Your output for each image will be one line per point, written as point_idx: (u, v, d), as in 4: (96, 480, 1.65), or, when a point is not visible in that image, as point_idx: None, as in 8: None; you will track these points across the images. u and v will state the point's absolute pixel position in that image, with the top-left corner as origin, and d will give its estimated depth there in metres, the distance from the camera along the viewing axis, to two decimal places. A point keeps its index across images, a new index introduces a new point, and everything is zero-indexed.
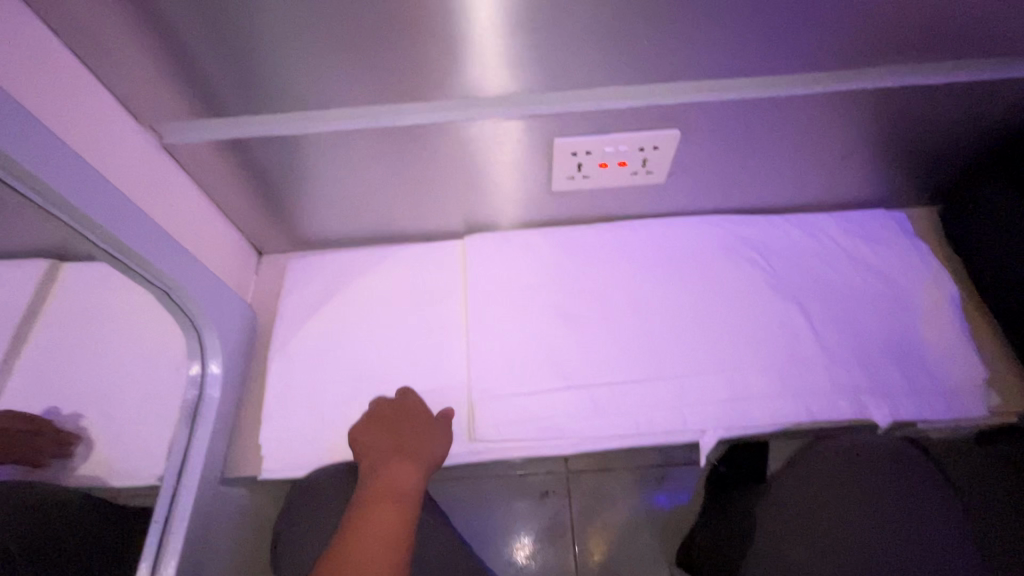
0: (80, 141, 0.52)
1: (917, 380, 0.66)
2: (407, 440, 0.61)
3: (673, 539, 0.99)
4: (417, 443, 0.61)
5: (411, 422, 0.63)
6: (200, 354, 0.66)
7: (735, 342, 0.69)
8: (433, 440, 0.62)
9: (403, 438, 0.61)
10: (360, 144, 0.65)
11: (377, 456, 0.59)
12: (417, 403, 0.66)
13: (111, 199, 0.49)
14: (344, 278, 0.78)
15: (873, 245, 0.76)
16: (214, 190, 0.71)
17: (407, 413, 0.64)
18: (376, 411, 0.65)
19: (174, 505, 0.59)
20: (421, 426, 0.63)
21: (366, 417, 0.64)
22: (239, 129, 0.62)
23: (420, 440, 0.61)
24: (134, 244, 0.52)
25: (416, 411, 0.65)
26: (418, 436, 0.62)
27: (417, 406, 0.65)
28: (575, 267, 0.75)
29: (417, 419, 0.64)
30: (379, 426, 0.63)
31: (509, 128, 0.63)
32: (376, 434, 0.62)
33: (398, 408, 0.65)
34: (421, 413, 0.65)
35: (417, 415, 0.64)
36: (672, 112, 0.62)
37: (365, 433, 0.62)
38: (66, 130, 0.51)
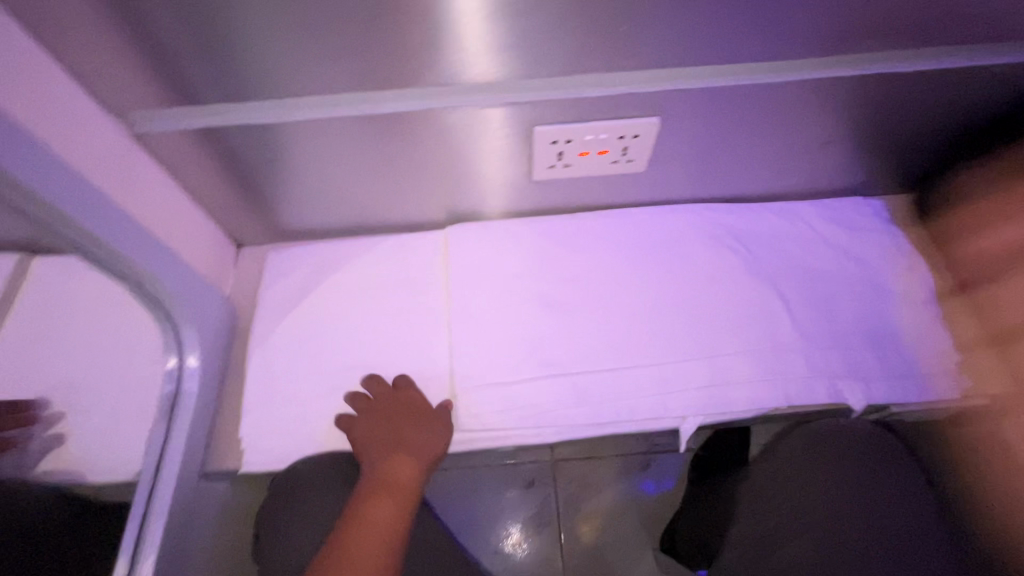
0: (47, 127, 0.50)
1: (891, 365, 0.68)
2: (405, 435, 0.61)
3: (658, 524, 1.00)
4: (416, 438, 0.61)
5: (411, 413, 0.63)
6: (177, 348, 0.65)
7: (715, 329, 0.70)
8: (432, 434, 0.62)
9: (403, 431, 0.61)
10: (336, 132, 0.63)
11: (376, 451, 0.60)
12: (416, 393, 0.65)
13: (78, 190, 0.48)
14: (324, 269, 0.77)
15: (850, 232, 0.77)
16: (190, 180, 0.70)
17: (407, 404, 0.64)
18: (375, 402, 0.65)
19: (152, 501, 0.59)
20: (421, 419, 0.63)
21: (364, 407, 0.64)
22: (213, 117, 0.61)
23: (420, 434, 0.61)
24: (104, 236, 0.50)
25: (414, 401, 0.64)
26: (417, 430, 0.62)
27: (415, 396, 0.65)
28: (557, 257, 0.75)
29: (416, 411, 0.63)
30: (378, 418, 0.63)
31: (488, 115, 0.63)
32: (376, 426, 0.62)
33: (396, 399, 0.65)
34: (421, 404, 0.64)
35: (415, 406, 0.64)
36: (652, 100, 0.62)
37: (364, 427, 0.62)
38: (32, 116, 0.49)
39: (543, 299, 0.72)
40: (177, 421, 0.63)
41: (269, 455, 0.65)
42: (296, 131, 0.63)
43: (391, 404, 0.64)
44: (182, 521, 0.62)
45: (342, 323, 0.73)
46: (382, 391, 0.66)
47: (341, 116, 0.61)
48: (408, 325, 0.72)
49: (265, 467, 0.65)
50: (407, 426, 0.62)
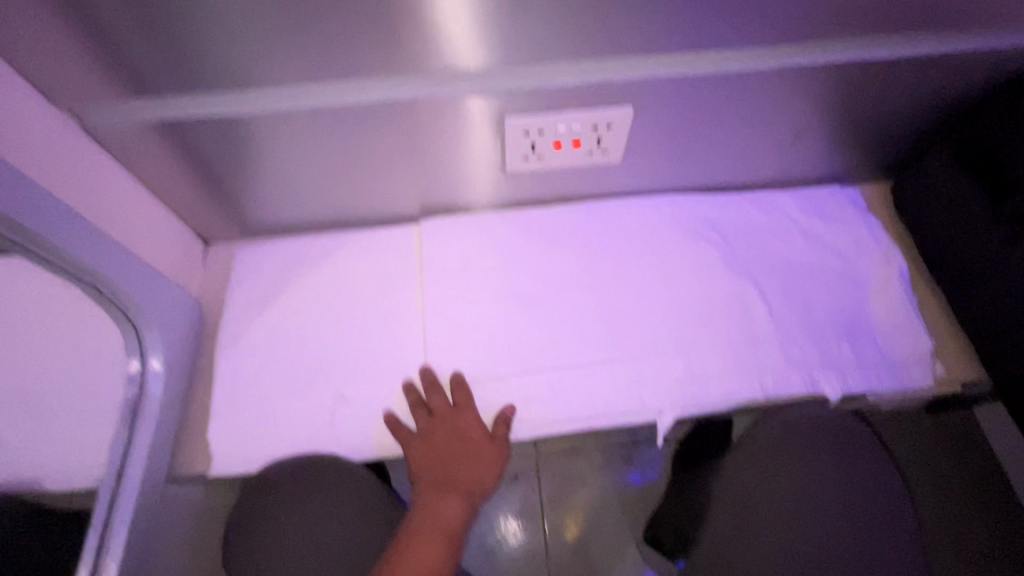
0: None
1: (866, 354, 0.68)
2: (460, 467, 0.62)
3: (640, 516, 1.00)
4: (470, 474, 0.62)
5: (467, 443, 0.63)
6: (140, 350, 0.62)
7: (692, 322, 0.69)
8: (485, 470, 0.63)
9: (458, 464, 0.63)
10: (300, 125, 0.61)
11: (429, 479, 0.62)
12: (475, 419, 0.63)
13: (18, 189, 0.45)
14: (295, 266, 0.75)
15: (826, 221, 0.77)
16: (151, 177, 0.67)
17: (464, 430, 0.63)
18: (433, 420, 0.64)
19: (114, 507, 0.58)
20: (477, 452, 0.63)
21: (422, 423, 0.64)
22: (168, 110, 0.58)
23: (474, 469, 0.62)
24: (51, 236, 0.48)
25: (472, 428, 0.63)
26: (472, 463, 0.63)
27: (472, 422, 0.63)
28: (533, 250, 0.74)
29: (473, 441, 0.63)
30: (433, 440, 0.63)
31: (456, 106, 0.61)
32: (431, 451, 0.63)
33: (454, 420, 0.64)
34: (480, 434, 0.63)
35: (471, 432, 0.63)
36: (623, 89, 0.60)
37: (418, 449, 0.63)
38: None
39: (519, 294, 0.71)
40: (140, 428, 0.60)
41: (238, 459, 0.63)
42: (257, 125, 0.61)
43: (448, 427, 0.63)
44: (147, 528, 0.60)
45: (313, 321, 0.71)
46: (440, 408, 0.64)
47: (303, 108, 0.59)
48: (381, 323, 0.71)
49: (234, 470, 0.63)
50: (463, 458, 0.63)
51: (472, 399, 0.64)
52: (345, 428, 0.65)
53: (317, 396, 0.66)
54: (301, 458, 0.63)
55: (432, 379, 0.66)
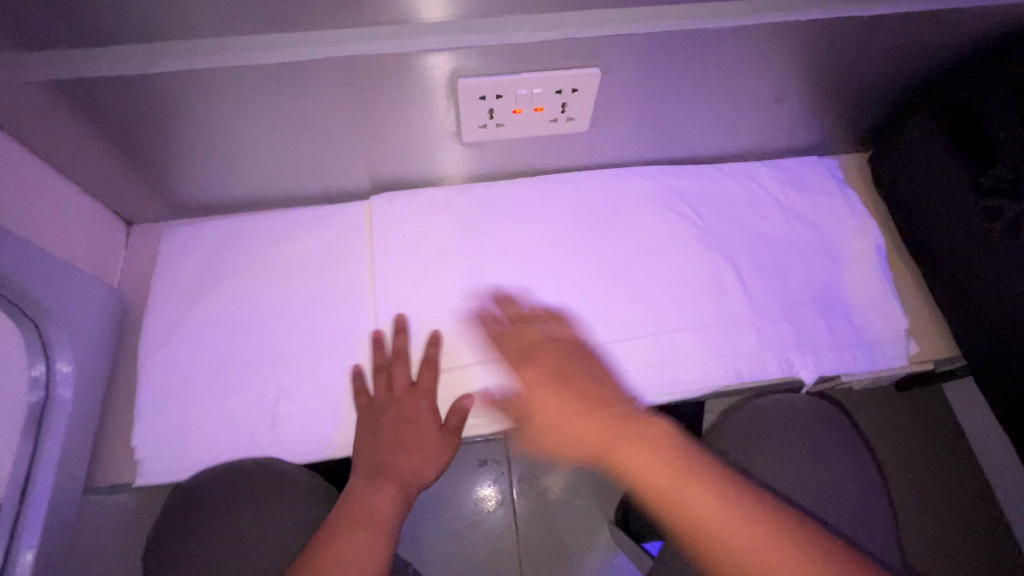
0: None
1: (840, 332, 0.65)
2: (400, 455, 0.57)
3: (610, 496, 0.99)
4: (410, 462, 0.57)
5: (412, 427, 0.58)
6: (45, 352, 0.54)
7: (666, 304, 0.65)
8: (426, 460, 0.57)
9: (398, 450, 0.57)
10: (219, 88, 0.53)
11: (364, 464, 0.56)
12: (428, 405, 0.59)
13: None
14: (231, 247, 0.68)
15: (803, 194, 0.73)
16: (53, 151, 0.58)
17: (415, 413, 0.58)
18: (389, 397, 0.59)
19: (19, 528, 0.50)
20: (422, 441, 0.58)
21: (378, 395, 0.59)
22: (57, 68, 0.49)
23: (415, 458, 0.57)
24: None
25: (423, 411, 0.58)
26: (414, 451, 0.57)
27: (425, 406, 0.59)
28: (495, 229, 0.68)
29: (421, 428, 0.58)
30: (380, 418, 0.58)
31: (402, 64, 0.53)
32: (375, 431, 0.57)
33: (408, 402, 0.59)
34: (430, 422, 0.58)
35: (420, 414, 0.58)
36: (591, 47, 0.54)
37: (364, 428, 0.58)
38: None
39: (480, 276, 0.65)
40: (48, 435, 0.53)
41: (168, 467, 0.57)
42: (169, 88, 0.52)
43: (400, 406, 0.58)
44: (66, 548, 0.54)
45: (252, 310, 0.64)
46: (399, 383, 0.60)
47: (220, 69, 0.51)
48: (329, 311, 0.64)
49: (161, 481, 0.56)
50: (405, 445, 0.57)
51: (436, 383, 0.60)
52: (289, 429, 0.58)
53: (258, 393, 0.60)
54: (241, 462, 0.57)
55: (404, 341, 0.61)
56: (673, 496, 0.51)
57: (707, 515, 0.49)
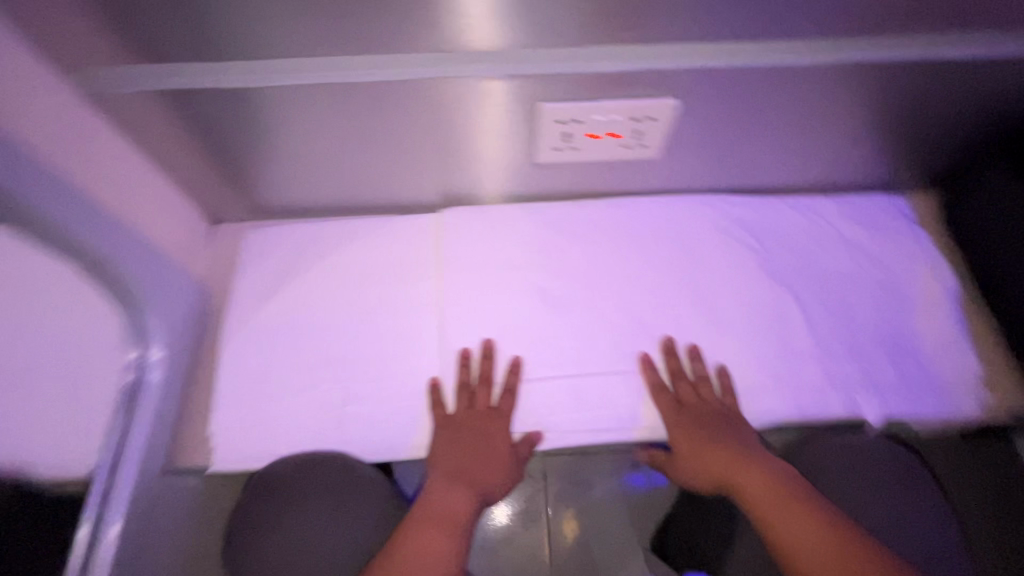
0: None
1: (908, 375, 0.64)
2: (474, 469, 0.59)
3: (648, 523, 0.98)
4: (483, 476, 0.59)
5: (488, 446, 0.60)
6: (141, 338, 0.60)
7: (727, 333, 0.65)
8: (497, 475, 0.59)
9: (472, 465, 0.59)
10: (318, 102, 0.57)
11: (439, 471, 0.58)
12: (503, 428, 0.60)
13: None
14: (307, 250, 0.71)
15: (870, 232, 0.72)
16: (158, 151, 0.63)
17: (491, 433, 0.60)
18: (467, 415, 0.61)
19: (108, 502, 0.55)
20: (496, 459, 0.60)
21: (458, 411, 0.61)
22: (179, 80, 0.54)
23: (487, 473, 0.59)
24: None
25: (501, 433, 0.60)
26: (487, 467, 0.59)
27: (502, 430, 0.60)
28: (558, 249, 0.70)
29: (495, 447, 0.60)
30: (458, 433, 0.60)
31: (491, 87, 0.56)
32: (453, 443, 0.59)
33: (486, 422, 0.60)
34: (504, 443, 0.60)
35: (497, 437, 0.60)
36: (672, 78, 0.56)
37: (443, 441, 0.59)
38: None
39: (543, 293, 0.67)
40: (138, 414, 0.58)
41: (239, 455, 0.60)
42: (273, 99, 0.56)
43: (479, 425, 0.60)
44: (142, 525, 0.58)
45: (323, 312, 0.67)
46: (481, 404, 0.61)
47: (323, 84, 0.54)
48: (396, 318, 0.67)
49: (233, 468, 0.59)
50: (479, 459, 0.59)
51: (512, 408, 0.61)
52: (354, 429, 0.61)
53: (326, 392, 0.62)
54: (309, 456, 0.59)
55: (487, 364, 0.63)
56: (772, 520, 0.52)
57: (806, 537, 0.49)
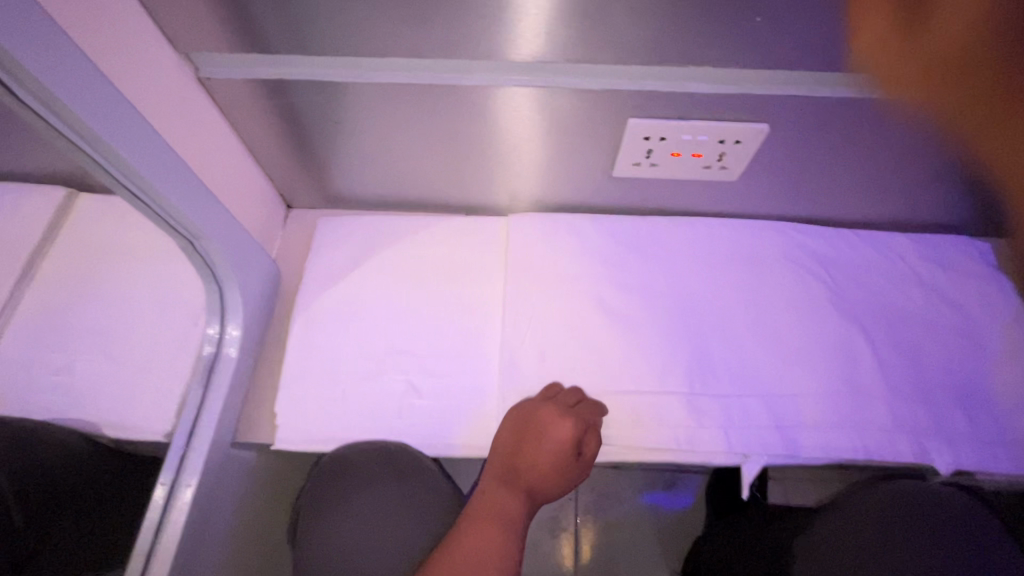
0: (122, 80, 0.47)
1: (982, 427, 0.61)
2: (526, 469, 0.57)
3: (678, 544, 0.96)
4: (533, 478, 0.57)
5: (549, 449, 0.57)
6: (220, 313, 0.62)
7: (793, 364, 0.64)
8: (549, 479, 0.57)
9: (527, 464, 0.57)
10: (410, 102, 0.58)
11: (495, 466, 0.58)
12: (568, 433, 0.56)
13: (123, 123, 0.43)
14: (377, 242, 0.73)
15: (949, 274, 0.70)
16: (250, 136, 0.66)
17: (553, 434, 0.57)
18: (539, 409, 0.58)
19: (182, 471, 0.57)
20: (552, 463, 0.57)
21: (522, 410, 0.59)
22: (281, 70, 0.55)
23: (541, 476, 0.57)
24: (146, 174, 0.46)
25: (561, 438, 0.56)
26: (540, 471, 0.57)
27: (563, 433, 0.57)
28: (625, 263, 0.70)
29: (553, 450, 0.57)
30: (518, 433, 0.58)
31: (582, 101, 0.56)
32: (513, 443, 0.58)
33: (553, 421, 0.57)
34: (565, 448, 0.57)
35: (557, 441, 0.57)
36: (767, 105, 0.55)
37: (503, 440, 0.58)
38: (113, 71, 0.46)
39: (606, 306, 0.67)
40: (213, 390, 0.60)
41: (300, 436, 0.62)
42: (368, 97, 0.57)
43: (540, 427, 0.57)
44: (208, 497, 0.60)
45: (389, 304, 0.69)
46: (546, 404, 0.59)
47: (417, 86, 0.55)
48: (460, 317, 0.68)
49: (294, 449, 0.61)
50: (533, 461, 0.57)
51: (587, 416, 0.59)
52: (412, 422, 0.62)
53: (388, 382, 0.64)
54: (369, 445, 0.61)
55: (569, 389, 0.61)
56: None
57: None
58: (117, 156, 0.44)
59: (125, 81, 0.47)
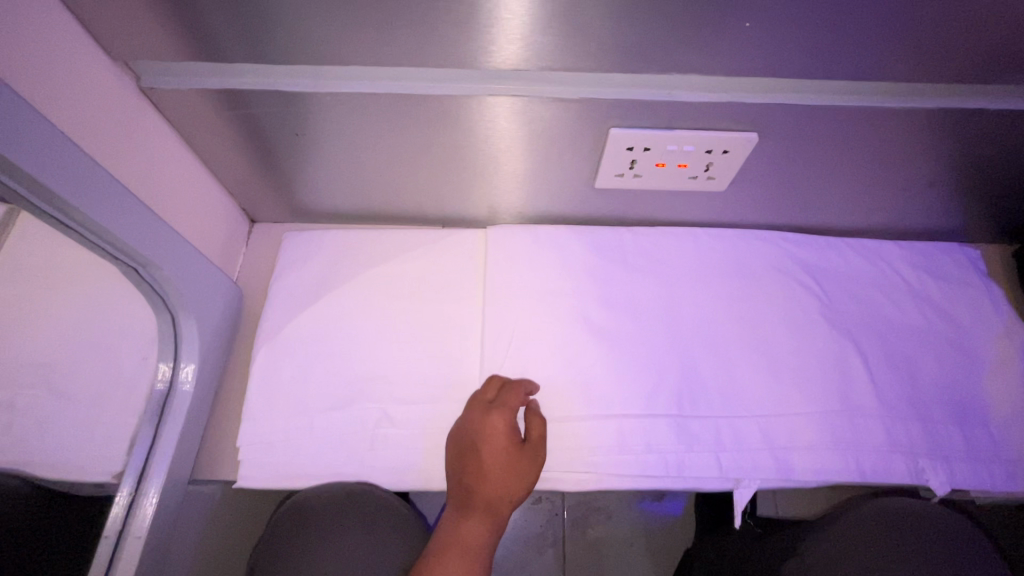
0: (44, 100, 0.42)
1: (975, 443, 0.60)
2: (479, 481, 0.52)
3: (672, 558, 0.87)
4: (487, 485, 0.52)
5: (491, 452, 0.53)
6: (174, 348, 0.59)
7: (783, 382, 0.61)
8: (508, 481, 0.52)
9: (474, 473, 0.53)
10: (376, 113, 0.54)
11: (452, 499, 0.53)
12: (502, 424, 0.54)
13: (46, 146, 0.38)
14: (346, 257, 0.69)
15: (940, 283, 0.68)
16: (204, 148, 0.61)
17: (488, 431, 0.54)
18: (469, 416, 0.56)
19: (131, 518, 0.55)
20: (501, 460, 0.53)
21: (459, 423, 0.57)
22: (232, 78, 0.51)
23: (497, 479, 0.52)
24: (79, 203, 0.42)
25: (497, 433, 0.54)
26: (493, 475, 0.52)
27: (497, 428, 0.54)
28: (610, 278, 0.67)
29: (495, 449, 0.53)
30: (457, 445, 0.55)
31: (560, 110, 0.52)
32: (457, 460, 0.54)
33: (484, 418, 0.55)
34: (507, 442, 0.53)
35: (492, 436, 0.54)
36: (755, 114, 0.52)
37: (449, 461, 0.55)
38: (34, 88, 0.41)
39: (590, 324, 0.64)
40: (166, 428, 0.58)
41: (268, 471, 0.58)
42: (329, 108, 0.53)
43: (475, 431, 0.54)
44: (162, 539, 0.57)
45: (361, 325, 0.65)
46: (478, 406, 0.57)
47: (382, 95, 0.51)
48: (437, 336, 0.64)
49: (260, 486, 0.57)
50: (480, 470, 0.53)
51: (520, 404, 0.56)
52: (387, 453, 0.58)
53: (361, 411, 0.60)
54: (339, 483, 0.58)
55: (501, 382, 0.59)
56: None
57: None
58: (43, 187, 0.39)
59: (50, 97, 0.42)
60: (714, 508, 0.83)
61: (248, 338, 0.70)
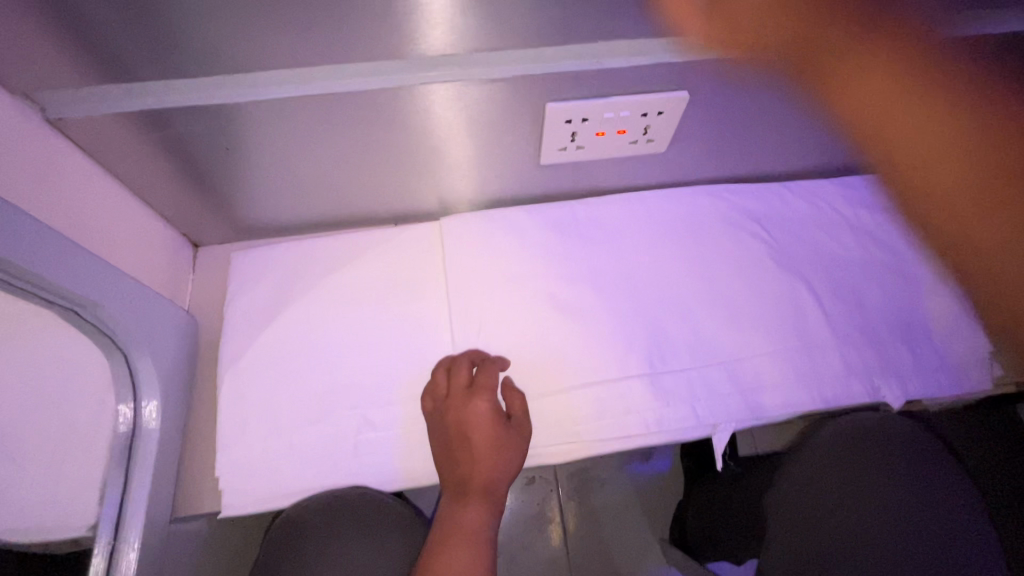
0: None
1: (922, 356, 0.64)
2: (470, 466, 0.53)
3: (665, 512, 0.91)
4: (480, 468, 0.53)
5: (476, 436, 0.53)
6: (131, 389, 0.56)
7: (744, 327, 0.64)
8: (497, 461, 0.53)
9: (464, 459, 0.53)
10: (308, 116, 0.52)
11: (446, 487, 0.54)
12: (483, 405, 0.54)
13: None
14: (300, 270, 0.67)
15: (874, 212, 0.72)
16: (129, 175, 0.57)
17: (471, 416, 0.54)
18: (448, 402, 0.56)
19: (115, 565, 0.53)
20: (488, 442, 0.53)
21: (438, 410, 0.57)
22: (147, 97, 0.48)
23: (487, 461, 0.53)
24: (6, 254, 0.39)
25: (480, 414, 0.54)
26: (482, 458, 0.53)
27: (478, 410, 0.54)
28: (568, 252, 0.67)
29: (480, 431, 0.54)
30: (440, 433, 0.55)
31: (495, 91, 0.52)
32: (444, 449, 0.54)
33: (465, 403, 0.55)
34: (490, 423, 0.54)
35: (475, 420, 0.54)
36: (684, 73, 0.53)
37: (437, 450, 0.55)
38: None
39: (555, 298, 0.65)
40: (137, 470, 0.56)
41: (253, 495, 0.57)
42: (257, 117, 0.51)
43: (456, 416, 0.54)
44: None
45: (326, 334, 0.63)
46: (454, 390, 0.57)
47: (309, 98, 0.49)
48: (407, 333, 0.64)
49: (247, 512, 0.56)
50: (468, 455, 0.53)
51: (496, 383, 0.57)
52: (372, 457, 0.58)
53: (339, 420, 0.59)
54: (326, 494, 0.57)
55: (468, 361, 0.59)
56: None
57: None
58: None
59: None
60: (697, 460, 0.86)
61: (210, 366, 0.67)
